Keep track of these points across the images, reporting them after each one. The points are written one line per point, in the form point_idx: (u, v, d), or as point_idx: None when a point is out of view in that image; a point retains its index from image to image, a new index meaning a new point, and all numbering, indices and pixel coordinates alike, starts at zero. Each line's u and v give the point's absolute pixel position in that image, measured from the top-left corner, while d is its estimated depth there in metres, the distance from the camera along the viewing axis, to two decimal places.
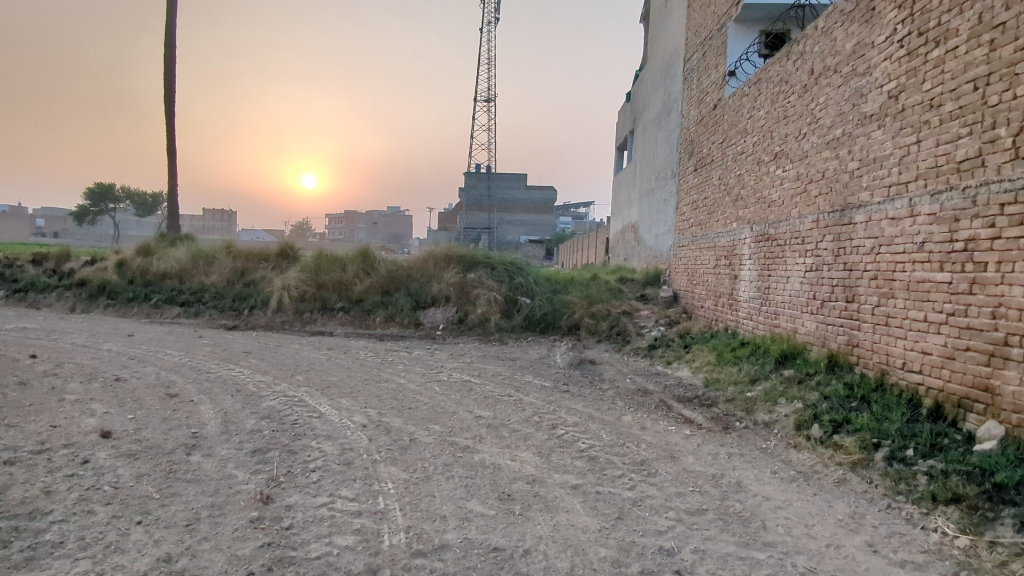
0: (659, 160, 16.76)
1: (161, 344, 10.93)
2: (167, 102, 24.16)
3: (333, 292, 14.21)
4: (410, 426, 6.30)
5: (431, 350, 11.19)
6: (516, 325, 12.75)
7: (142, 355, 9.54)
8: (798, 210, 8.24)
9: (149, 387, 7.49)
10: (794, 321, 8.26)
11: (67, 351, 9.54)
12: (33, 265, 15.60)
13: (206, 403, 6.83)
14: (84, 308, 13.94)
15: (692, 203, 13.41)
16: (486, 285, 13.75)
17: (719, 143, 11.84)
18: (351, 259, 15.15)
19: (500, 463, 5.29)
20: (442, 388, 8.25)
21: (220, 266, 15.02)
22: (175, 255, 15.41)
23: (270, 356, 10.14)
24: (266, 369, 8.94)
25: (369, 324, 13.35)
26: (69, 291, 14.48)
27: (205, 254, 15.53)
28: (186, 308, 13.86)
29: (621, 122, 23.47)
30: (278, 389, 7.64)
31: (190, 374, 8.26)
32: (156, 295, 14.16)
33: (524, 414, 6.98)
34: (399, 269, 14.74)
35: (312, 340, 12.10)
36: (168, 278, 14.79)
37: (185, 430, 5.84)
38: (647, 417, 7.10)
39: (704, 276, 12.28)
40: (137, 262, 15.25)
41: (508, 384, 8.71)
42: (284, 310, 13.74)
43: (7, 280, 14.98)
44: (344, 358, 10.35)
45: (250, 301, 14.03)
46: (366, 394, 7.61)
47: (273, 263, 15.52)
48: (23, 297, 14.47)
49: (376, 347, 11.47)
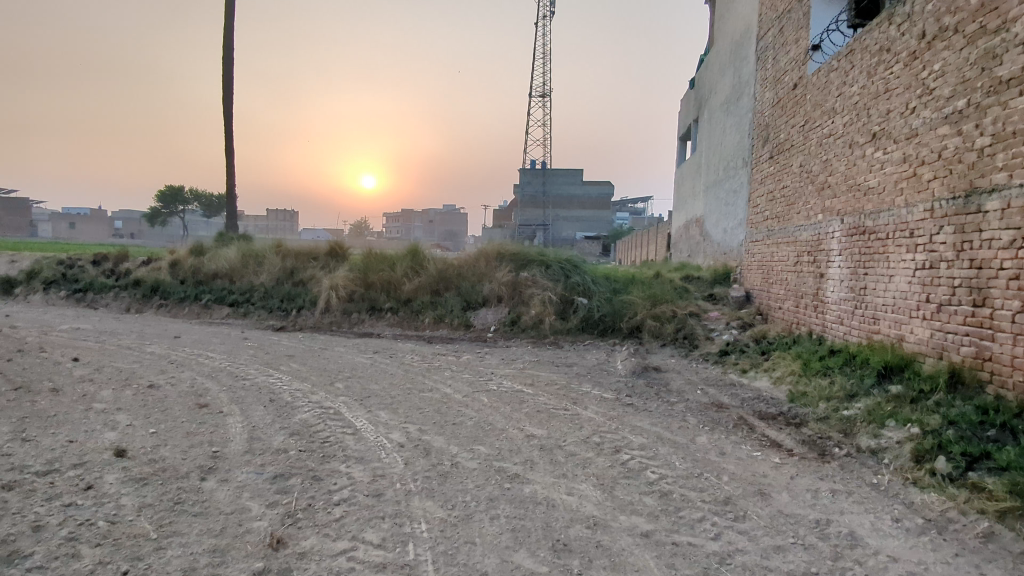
0: (728, 148, 15.53)
1: (207, 346, 10.65)
2: (225, 103, 24.40)
3: (382, 292, 13.73)
4: (453, 446, 5.57)
5: (481, 354, 10.49)
6: (572, 327, 11.89)
7: (184, 357, 9.23)
8: (904, 198, 7.07)
9: (181, 395, 7.06)
10: (900, 328, 7.12)
11: (111, 354, 9.33)
12: (93, 266, 15.85)
13: (235, 415, 6.31)
14: (138, 308, 14.06)
15: (768, 194, 12.21)
16: (541, 284, 12.94)
17: (801, 126, 10.62)
18: (400, 258, 14.64)
19: (555, 499, 4.48)
20: (491, 399, 7.48)
21: (270, 266, 14.86)
22: (226, 255, 15.36)
23: (313, 360, 9.65)
24: (306, 375, 8.43)
25: (418, 326, 12.77)
26: (125, 291, 14.59)
27: (256, 253, 15.41)
28: (235, 309, 13.71)
29: (685, 111, 22.15)
30: (314, 398, 7.06)
31: (227, 381, 7.82)
32: (207, 295, 14.07)
33: (582, 434, 6.15)
34: (449, 267, 14.11)
35: (358, 342, 11.61)
36: (219, 278, 14.70)
37: (206, 448, 5.28)
38: (725, 440, 6.13)
39: (782, 274, 11.10)
40: (189, 261, 15.28)
41: (562, 394, 7.89)
42: (332, 311, 13.34)
43: (68, 280, 15.27)
44: (389, 362, 9.77)
45: (297, 301, 13.74)
46: (407, 406, 6.94)
47: (322, 262, 15.21)
48: (81, 297, 14.73)
49: (424, 350, 10.86)
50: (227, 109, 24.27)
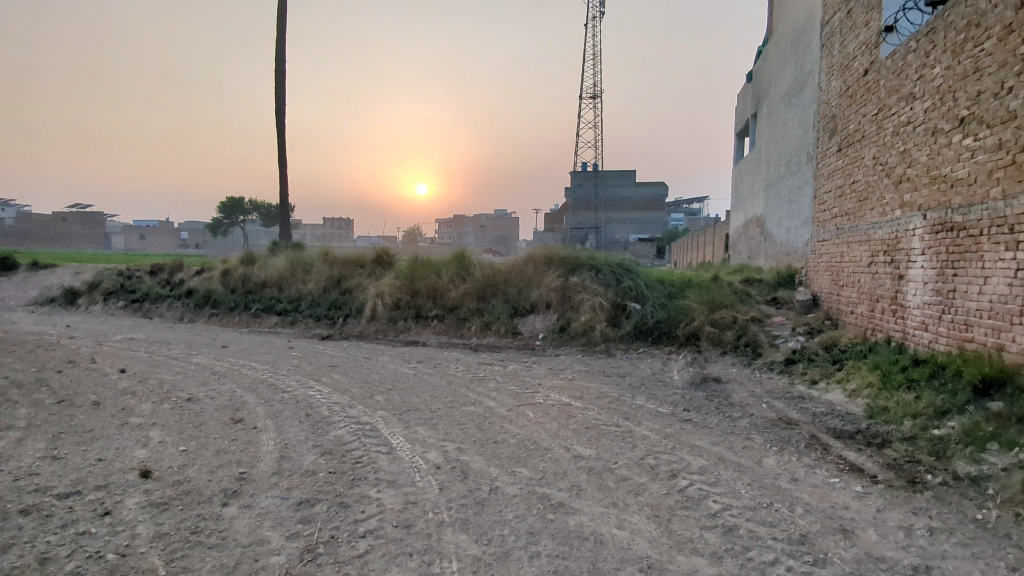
0: (791, 141, 14.61)
1: (253, 356, 10.61)
2: (278, 115, 24.88)
3: (428, 299, 13.48)
4: (493, 468, 5.13)
5: (527, 363, 10.04)
6: (624, 334, 11.30)
7: (227, 368, 9.17)
8: (1001, 190, 6.25)
9: (218, 408, 6.90)
10: (999, 336, 6.29)
11: (158, 365, 9.37)
12: (151, 276, 16.45)
13: (269, 431, 6.05)
14: (191, 317, 14.39)
15: (836, 190, 11.33)
16: (591, 289, 12.41)
17: (873, 115, 9.76)
18: (446, 264, 14.39)
19: (603, 533, 3.98)
20: (536, 413, 7.02)
21: (317, 274, 14.93)
22: (275, 264, 15.57)
23: (355, 370, 9.42)
24: (346, 387, 8.18)
25: (464, 334, 12.43)
26: (178, 301, 15.04)
27: (303, 261, 15.55)
28: (283, 317, 13.84)
29: (742, 105, 21.15)
30: (351, 412, 6.77)
31: (266, 394, 7.64)
32: (256, 304, 14.32)
33: (635, 454, 5.62)
34: (496, 273, 13.73)
35: (402, 351, 11.36)
36: (268, 287, 14.87)
37: (234, 468, 5.01)
38: (796, 462, 5.48)
39: (854, 275, 10.23)
40: (240, 271, 15.55)
41: (613, 408, 7.36)
42: (378, 319, 13.20)
43: (127, 290, 15.85)
44: (432, 373, 9.44)
45: (343, 310, 13.69)
46: (447, 421, 6.56)
47: (369, 270, 15.15)
48: (139, 306, 15.23)
49: (468, 359, 10.49)
50: (280, 121, 24.74)
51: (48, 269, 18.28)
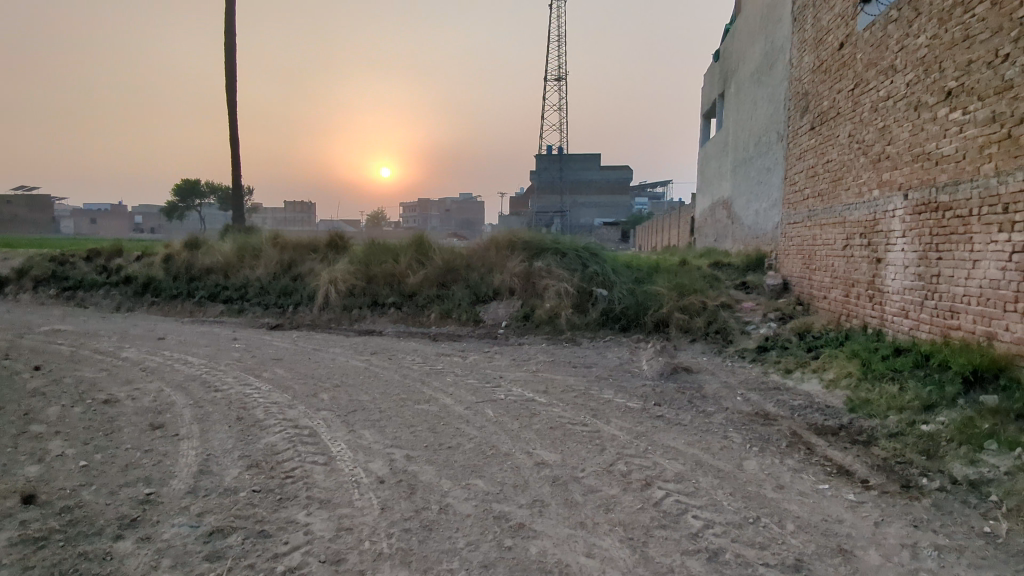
0: (760, 121, 14.21)
1: (190, 349, 9.73)
2: (228, 91, 23.53)
3: (384, 286, 12.72)
4: (445, 481, 4.52)
5: (489, 354, 9.41)
6: (591, 321, 10.75)
7: (159, 364, 8.33)
8: (995, 166, 5.86)
9: (136, 412, 6.10)
10: (990, 323, 5.94)
11: (79, 360, 8.45)
12: (85, 262, 15.33)
13: (190, 439, 5.30)
14: (128, 306, 13.37)
15: (808, 170, 10.94)
16: (556, 274, 11.83)
17: (849, 91, 9.34)
18: (404, 249, 13.63)
19: (569, 563, 3.40)
20: (496, 411, 6.42)
21: (266, 259, 14.03)
22: (221, 248, 14.60)
23: (301, 364, 8.65)
24: (288, 384, 7.44)
25: (423, 322, 11.74)
26: (114, 288, 14.01)
27: (252, 246, 14.61)
28: (229, 306, 12.95)
29: (709, 86, 20.76)
30: (289, 415, 6.05)
31: (196, 393, 6.86)
32: (199, 291, 13.38)
33: (605, 459, 5.05)
34: (457, 258, 13.04)
35: (355, 342, 10.60)
36: (213, 273, 13.91)
37: (140, 488, 4.27)
38: (780, 466, 4.99)
39: (828, 259, 9.86)
40: (183, 256, 14.54)
41: (580, 404, 6.79)
42: (331, 307, 12.41)
43: (58, 278, 14.70)
44: (387, 366, 8.73)
45: (294, 297, 12.86)
46: (397, 423, 5.90)
47: (322, 254, 14.31)
48: (71, 295, 14.11)
49: (426, 350, 9.81)
50: (229, 97, 23.39)
51: None
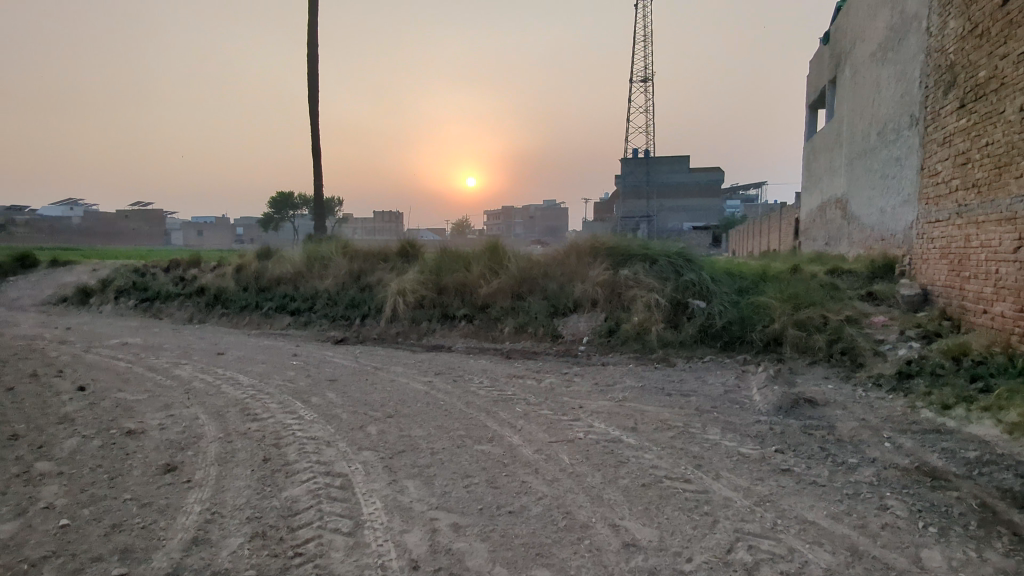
0: (886, 104, 12.17)
1: (246, 366, 9.11)
2: (311, 104, 23.65)
3: (455, 297, 11.75)
4: (498, 571, 3.33)
5: (566, 377, 8.17)
6: (687, 338, 9.27)
7: (207, 385, 7.70)
8: None
9: (158, 447, 5.34)
10: None
11: (129, 379, 7.98)
12: (167, 275, 15.47)
13: (201, 490, 4.41)
14: (201, 318, 13.28)
15: (957, 157, 8.97)
16: (644, 284, 10.42)
17: (1019, 54, 7.42)
18: (477, 256, 12.61)
19: None
20: (574, 456, 5.16)
21: (335, 269, 13.48)
22: (292, 258, 14.25)
23: (355, 386, 7.72)
24: (335, 412, 6.50)
25: (495, 338, 10.66)
26: (190, 300, 13.94)
27: (322, 255, 14.16)
28: (296, 318, 12.43)
29: (816, 72, 18.56)
30: (324, 457, 5.07)
31: (231, 423, 6.06)
32: (268, 303, 12.97)
33: (717, 540, 3.70)
34: (533, 266, 11.88)
35: (420, 359, 9.67)
36: (282, 284, 13.54)
37: (113, 566, 3.37)
38: (980, 565, 3.45)
39: (988, 265, 7.92)
40: (254, 266, 14.34)
41: (679, 447, 5.40)
42: (399, 320, 11.58)
43: (138, 288, 15.08)
44: (450, 389, 7.66)
45: (361, 309, 12.14)
46: (448, 471, 4.76)
47: (392, 263, 13.59)
48: (149, 306, 14.35)
49: (496, 370, 8.70)
50: (312, 108, 23.51)
51: (68, 269, 17.58)
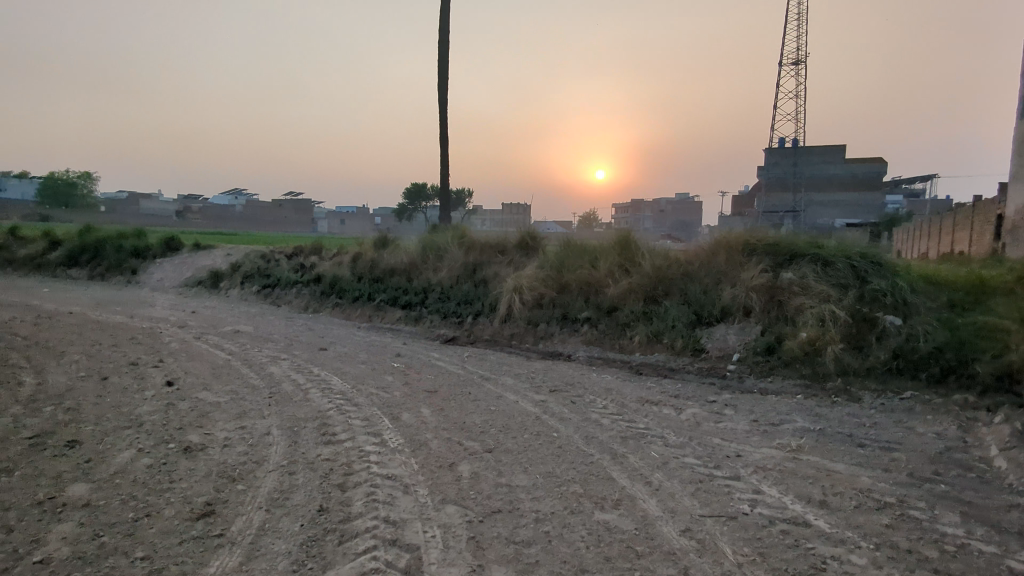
0: None
1: (344, 365, 8.29)
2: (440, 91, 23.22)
3: (578, 296, 10.29)
4: None
5: (713, 408, 6.46)
6: (876, 365, 7.15)
7: (294, 390, 6.88)
8: None
9: (208, 474, 4.40)
10: None
11: (220, 376, 7.40)
12: (290, 262, 15.46)
13: (228, 556, 3.31)
14: (316, 308, 13.02)
15: None
16: (816, 291, 8.34)
17: None
18: (605, 250, 11.05)
19: None
20: (740, 548, 3.51)
21: (450, 261, 12.60)
22: (407, 249, 13.63)
23: (455, 401, 6.53)
24: (423, 439, 5.31)
25: (623, 349, 9.11)
26: (307, 288, 13.74)
27: (437, 246, 13.36)
28: (407, 312, 11.64)
29: None
30: (394, 513, 3.83)
31: (303, 445, 5.06)
32: (380, 294, 12.31)
33: None
34: (671, 264, 10.13)
35: (534, 368, 8.34)
36: (396, 275, 12.87)
37: None
38: None
39: None
40: (369, 256, 13.89)
41: (907, 544, 3.59)
42: (514, 320, 10.37)
43: (262, 275, 15.27)
44: (567, 413, 6.23)
45: (474, 305, 11.05)
46: (556, 559, 3.33)
47: (510, 256, 12.43)
48: (270, 293, 14.41)
49: (625, 391, 7.15)
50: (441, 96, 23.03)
51: (207, 253, 18.37)
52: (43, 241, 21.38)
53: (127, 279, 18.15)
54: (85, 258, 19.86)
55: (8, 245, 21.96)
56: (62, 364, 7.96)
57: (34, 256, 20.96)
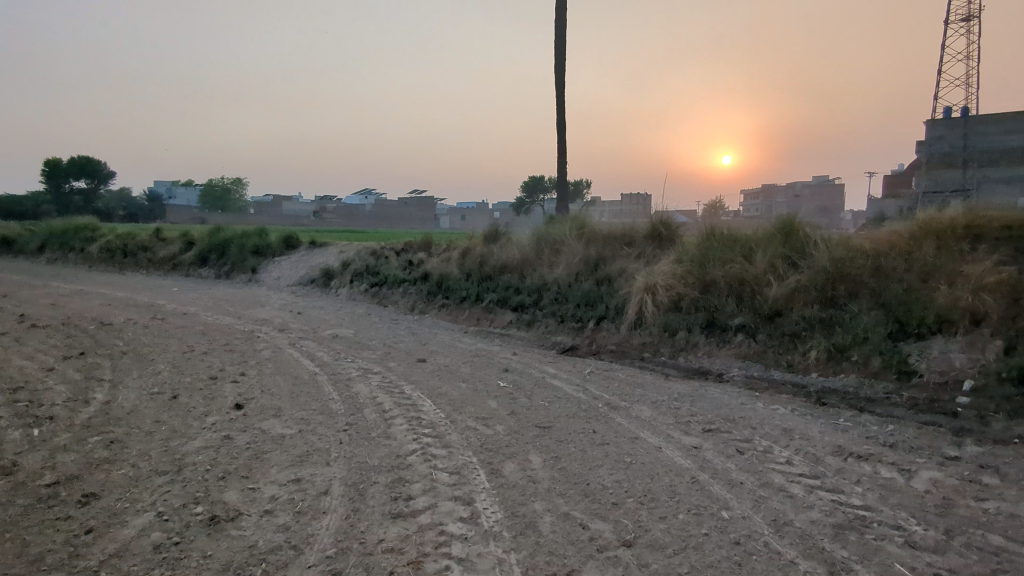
0: None
1: (440, 383, 6.92)
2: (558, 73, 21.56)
3: (728, 298, 8.27)
4: None
5: (961, 473, 4.34)
6: None
7: (375, 419, 5.57)
8: None
9: (223, 570, 3.10)
10: None
11: (297, 398, 6.27)
12: (399, 259, 14.57)
13: None
14: (422, 309, 11.93)
15: None
16: None
17: None
18: (761, 240, 8.90)
19: None
20: None
21: (568, 256, 10.96)
22: (521, 243, 12.16)
23: (575, 446, 4.90)
24: (531, 515, 3.73)
25: (794, 368, 7.03)
26: (414, 287, 12.73)
27: (554, 239, 11.78)
28: (519, 315, 10.15)
29: None
30: None
31: (367, 519, 3.65)
32: (490, 294, 10.93)
33: None
34: (854, 257, 7.85)
35: (677, 393, 6.51)
36: (508, 272, 11.46)
37: None
38: None
39: None
40: (479, 251, 12.59)
41: None
42: (645, 327, 8.53)
43: (370, 273, 14.50)
44: (735, 474, 4.39)
45: (596, 308, 9.34)
46: None
47: (638, 249, 10.58)
48: (377, 292, 13.58)
49: (811, 436, 5.17)
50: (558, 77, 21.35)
51: (322, 250, 18.07)
52: (180, 241, 22.28)
53: (248, 278, 18.31)
54: (214, 257, 20.33)
55: (152, 245, 23.13)
56: (143, 375, 7.23)
57: (172, 256, 21.88)
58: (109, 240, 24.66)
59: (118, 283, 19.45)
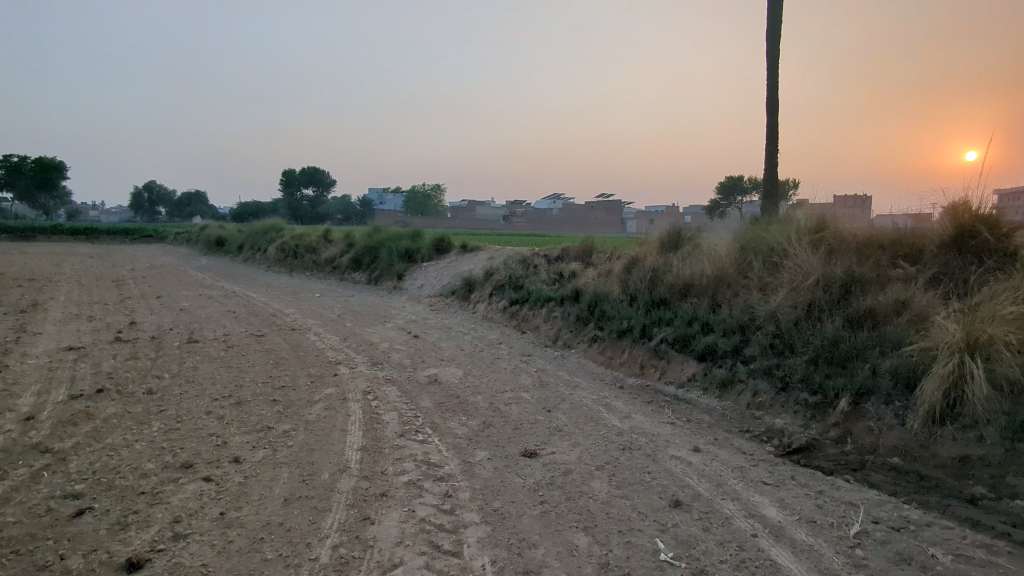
0: None
1: (536, 532, 3.51)
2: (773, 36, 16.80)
3: None
4: None
5: None
6: None
7: None
8: None
9: None
10: None
11: (254, 549, 3.28)
12: (549, 270, 11.37)
13: None
14: (566, 341, 8.59)
15: None
16: None
17: None
18: None
19: None
20: None
21: (795, 274, 6.84)
22: (716, 252, 8.24)
23: None
24: None
25: None
26: (561, 309, 9.42)
27: (769, 249, 7.70)
28: (708, 369, 6.33)
29: None
30: None
31: None
32: (664, 330, 7.23)
33: None
34: None
35: None
36: (693, 296, 7.66)
37: None
38: None
39: None
40: (652, 262, 8.89)
41: None
42: (968, 428, 4.29)
43: (513, 286, 11.49)
44: None
45: (850, 372, 5.24)
46: None
47: (928, 270, 6.17)
48: (517, 312, 10.51)
49: None
50: None
51: (470, 257, 15.53)
52: (341, 243, 21.39)
53: (393, 285, 16.48)
54: (367, 261, 18.92)
55: (318, 247, 22.60)
56: (110, 447, 4.78)
57: (333, 258, 21.02)
58: (286, 241, 24.83)
59: (276, 286, 18.82)
